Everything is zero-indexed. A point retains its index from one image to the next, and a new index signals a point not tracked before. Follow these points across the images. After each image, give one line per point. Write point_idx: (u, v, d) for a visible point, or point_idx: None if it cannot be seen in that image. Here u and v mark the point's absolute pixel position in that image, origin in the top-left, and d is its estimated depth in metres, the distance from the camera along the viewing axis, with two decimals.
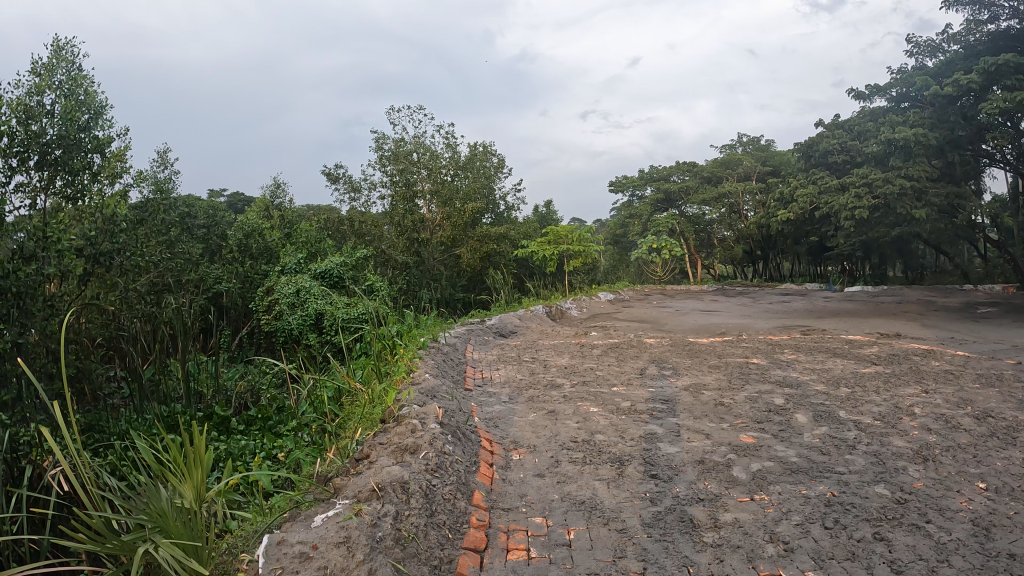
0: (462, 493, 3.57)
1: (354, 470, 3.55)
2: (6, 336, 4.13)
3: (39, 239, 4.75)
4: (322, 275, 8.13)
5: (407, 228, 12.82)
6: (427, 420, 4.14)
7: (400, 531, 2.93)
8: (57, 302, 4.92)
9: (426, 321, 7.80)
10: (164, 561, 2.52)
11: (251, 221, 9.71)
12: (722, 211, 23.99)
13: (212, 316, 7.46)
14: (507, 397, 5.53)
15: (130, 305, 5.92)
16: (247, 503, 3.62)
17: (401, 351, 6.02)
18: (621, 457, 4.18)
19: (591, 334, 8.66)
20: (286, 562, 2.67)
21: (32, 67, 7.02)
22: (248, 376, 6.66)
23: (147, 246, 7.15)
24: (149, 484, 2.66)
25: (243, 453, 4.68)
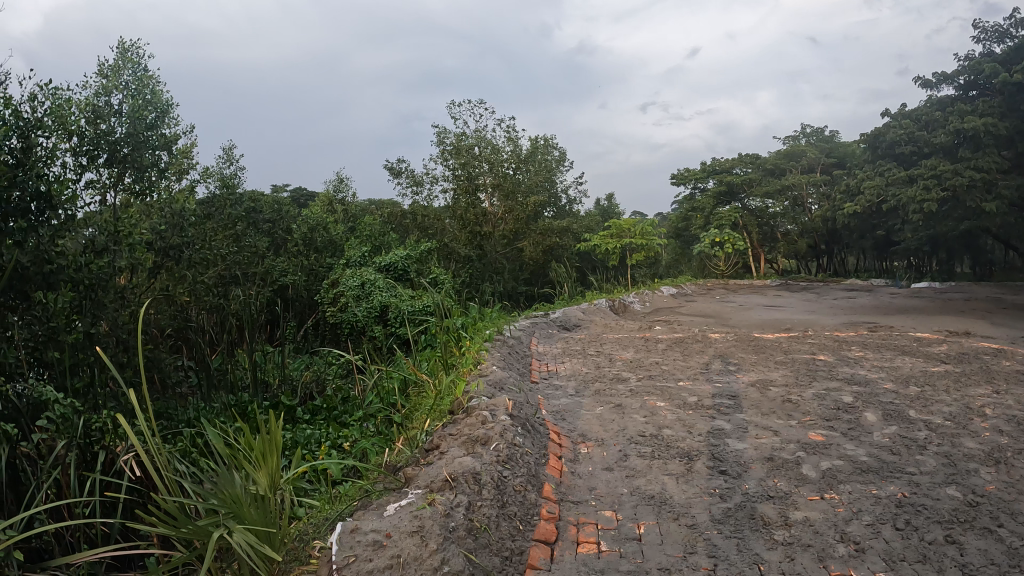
0: (532, 485, 3.57)
1: (425, 460, 3.58)
2: (78, 325, 4.38)
3: (110, 233, 4.91)
4: (387, 268, 8.34)
5: (470, 221, 12.99)
6: (497, 412, 4.15)
7: (472, 521, 2.96)
8: (128, 294, 5.11)
9: (490, 314, 7.83)
10: (239, 545, 2.59)
11: (316, 215, 10.08)
12: (786, 205, 23.27)
13: (279, 309, 7.61)
14: (574, 390, 5.50)
15: (199, 297, 6.16)
16: (316, 490, 3.69)
17: (467, 343, 6.07)
18: (690, 452, 4.12)
19: (655, 328, 8.55)
20: (359, 550, 2.71)
21: (100, 68, 7.28)
22: (313, 366, 6.68)
23: (215, 239, 7.32)
24: (223, 470, 2.70)
25: (309, 442, 4.75)
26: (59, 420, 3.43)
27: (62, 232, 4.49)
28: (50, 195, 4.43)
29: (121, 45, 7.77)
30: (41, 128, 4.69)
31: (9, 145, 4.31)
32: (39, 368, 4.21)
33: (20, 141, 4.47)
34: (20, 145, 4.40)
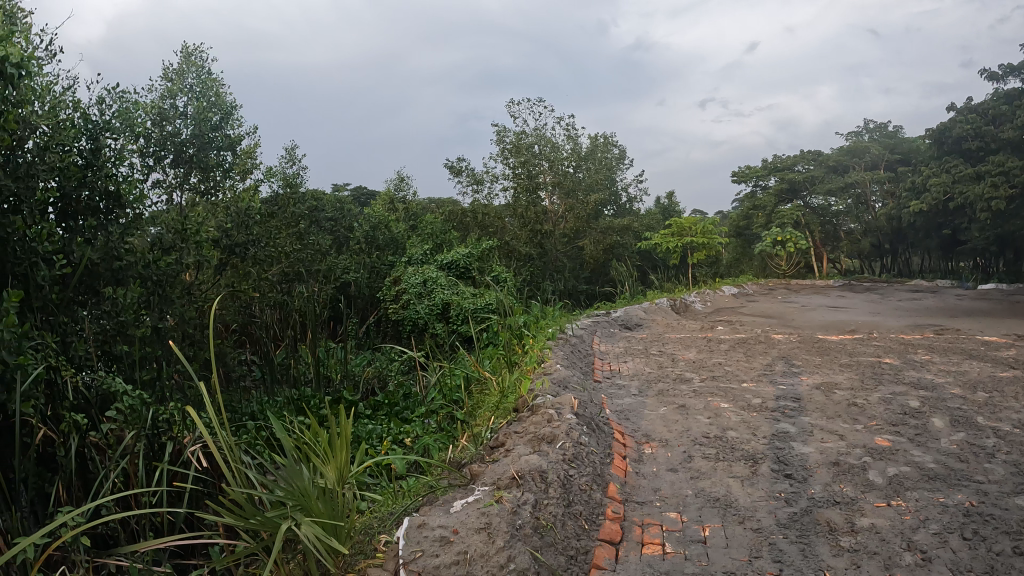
0: (597, 484, 3.57)
1: (490, 458, 3.64)
2: (147, 321, 4.58)
3: (176, 231, 5.08)
4: (448, 266, 8.49)
5: (531, 219, 12.78)
6: (562, 410, 4.14)
7: (538, 519, 2.99)
8: (194, 290, 5.32)
9: (551, 312, 7.82)
10: (307, 538, 2.64)
11: (377, 214, 10.31)
12: (849, 203, 22.66)
13: (341, 305, 7.72)
14: (637, 390, 5.46)
15: (263, 294, 6.35)
16: (378, 484, 3.76)
17: (529, 340, 6.11)
18: (755, 455, 4.04)
19: (718, 328, 8.41)
20: (426, 545, 2.81)
21: (164, 73, 7.54)
22: (375, 362, 6.63)
23: (280, 237, 7.49)
24: (291, 463, 2.75)
25: (370, 437, 4.84)
26: (128, 412, 3.45)
27: (131, 231, 4.68)
28: (119, 194, 4.61)
29: (186, 49, 8.02)
30: (110, 130, 4.81)
31: (79, 146, 4.49)
32: (109, 361, 4.31)
33: (90, 142, 4.64)
34: (90, 147, 4.56)
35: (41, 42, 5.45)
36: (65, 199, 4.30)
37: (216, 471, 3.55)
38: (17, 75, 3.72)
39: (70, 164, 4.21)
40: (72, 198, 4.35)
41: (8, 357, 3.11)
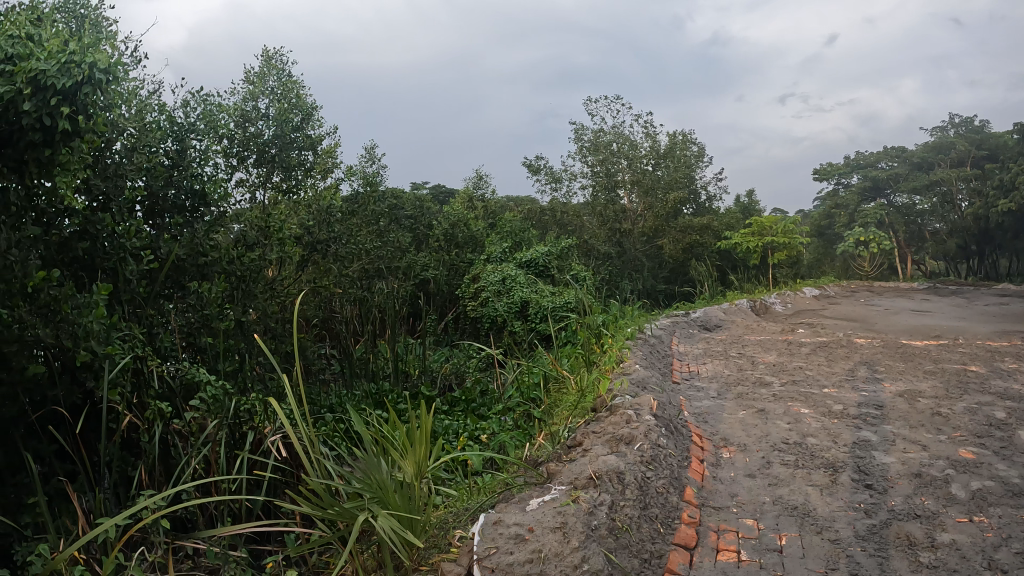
0: (674, 488, 3.55)
1: (568, 456, 3.69)
2: (230, 315, 4.71)
3: (260, 228, 5.17)
4: (527, 264, 8.51)
5: (610, 218, 13.58)
6: (641, 411, 4.14)
7: (614, 521, 3.02)
8: (277, 285, 5.49)
9: (631, 312, 7.65)
10: (384, 530, 2.69)
11: (456, 211, 10.03)
12: (933, 201, 21.61)
13: (421, 302, 7.82)
14: (716, 393, 5.35)
15: (344, 289, 6.54)
16: (454, 480, 3.82)
17: (608, 341, 5.95)
18: (834, 463, 3.92)
19: (799, 331, 8.19)
20: (501, 542, 2.85)
21: (248, 75, 7.78)
22: (453, 359, 6.62)
23: (362, 234, 7.64)
24: (370, 456, 2.83)
25: (447, 432, 4.82)
26: (211, 401, 3.58)
27: (215, 228, 4.88)
28: (204, 193, 4.85)
29: (265, 53, 8.14)
30: (194, 132, 5.12)
31: (166, 147, 4.84)
32: (194, 352, 4.49)
33: (177, 144, 4.98)
34: (176, 148, 4.91)
35: (127, 48, 5.77)
36: (152, 198, 4.60)
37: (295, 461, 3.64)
38: (105, 81, 3.59)
39: (156, 163, 4.53)
40: (159, 197, 4.63)
41: (98, 348, 3.29)
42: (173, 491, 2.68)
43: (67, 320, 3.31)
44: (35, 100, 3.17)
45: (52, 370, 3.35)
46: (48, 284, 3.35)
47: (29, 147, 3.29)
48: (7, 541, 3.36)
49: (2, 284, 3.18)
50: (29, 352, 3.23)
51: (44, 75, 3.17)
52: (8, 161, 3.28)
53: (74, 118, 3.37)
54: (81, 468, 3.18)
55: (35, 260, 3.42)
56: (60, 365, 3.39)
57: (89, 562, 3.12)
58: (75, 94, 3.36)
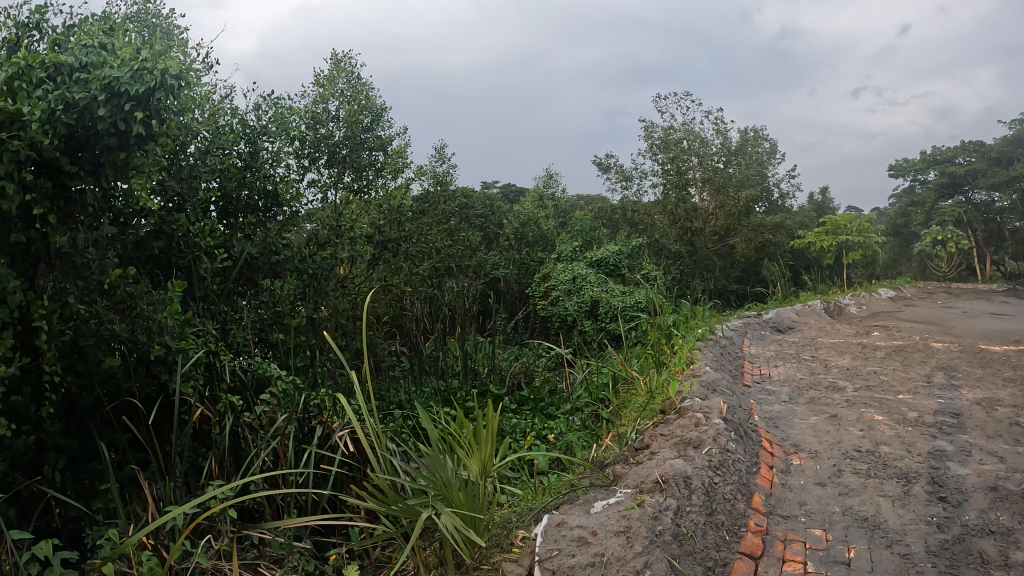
0: (742, 495, 3.51)
1: (635, 459, 3.72)
2: (303, 311, 4.90)
3: (332, 227, 5.42)
4: (598, 262, 8.55)
5: (681, 216, 12.87)
6: (711, 415, 4.11)
7: (679, 527, 3.02)
8: (348, 283, 5.60)
9: (701, 312, 7.64)
10: (447, 528, 2.73)
11: (527, 210, 10.20)
12: (1015, 198, 19.44)
13: (491, 301, 7.88)
14: (787, 397, 5.23)
15: (415, 287, 6.67)
16: (520, 479, 3.84)
17: (679, 341, 5.91)
18: (907, 473, 3.76)
19: (874, 334, 7.89)
20: (563, 544, 2.92)
21: (318, 79, 8.05)
22: (523, 358, 6.69)
23: (433, 232, 7.73)
24: (436, 454, 2.80)
25: (515, 431, 4.82)
26: (281, 395, 3.58)
27: (288, 227, 5.04)
28: (276, 193, 4.96)
29: (335, 56, 8.35)
30: (267, 134, 5.23)
31: (239, 150, 4.99)
32: (267, 348, 4.64)
33: (249, 146, 5.09)
34: (248, 150, 5.03)
35: (199, 59, 6.05)
36: (226, 199, 4.75)
37: (361, 455, 3.63)
38: (178, 87, 3.59)
39: (229, 164, 4.70)
40: (233, 198, 4.79)
41: (172, 343, 3.47)
42: (240, 482, 2.75)
43: (142, 315, 3.51)
44: (110, 106, 3.28)
45: (128, 362, 3.51)
46: (124, 281, 3.56)
47: (105, 151, 3.41)
48: (79, 525, 3.50)
49: (81, 282, 3.42)
50: (106, 347, 3.43)
51: (117, 83, 3.26)
52: (86, 165, 3.41)
53: (148, 122, 3.46)
54: (153, 456, 3.29)
55: (113, 258, 3.64)
56: (136, 358, 3.54)
57: (156, 548, 3.20)
58: (149, 100, 3.44)
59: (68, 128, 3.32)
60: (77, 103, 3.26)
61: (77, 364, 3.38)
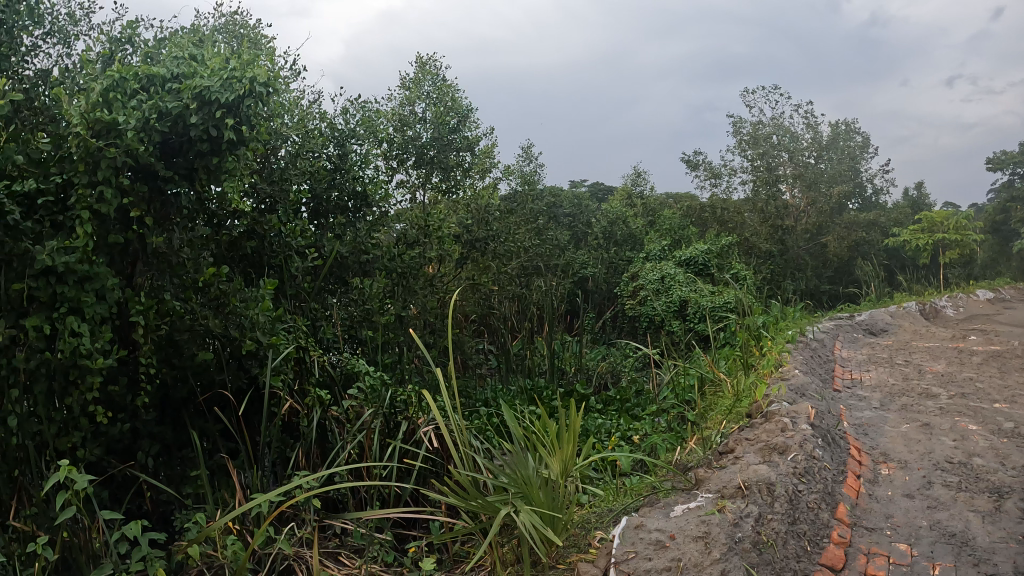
0: (826, 504, 3.43)
1: (718, 463, 3.70)
2: (393, 309, 5.07)
3: (421, 228, 5.43)
4: (687, 262, 8.45)
5: (772, 213, 12.51)
6: (798, 420, 4.11)
7: (759, 534, 2.98)
8: (438, 281, 5.77)
9: (792, 313, 7.55)
10: (524, 525, 2.82)
11: (616, 208, 9.94)
12: None
13: (579, 300, 7.92)
14: (877, 403, 5.08)
15: (503, 286, 6.85)
16: (602, 479, 3.88)
17: (768, 342, 5.82)
18: (1000, 488, 3.59)
19: (972, 338, 7.49)
20: (640, 547, 2.93)
21: (404, 82, 8.23)
22: (610, 358, 6.66)
23: (520, 231, 7.83)
24: (517, 452, 2.97)
25: (599, 431, 4.73)
26: (368, 391, 3.72)
27: (378, 227, 5.26)
28: (365, 194, 5.24)
29: (417, 60, 8.49)
30: (355, 137, 5.41)
31: (328, 153, 5.25)
32: (355, 344, 4.81)
33: (338, 149, 5.30)
34: (337, 153, 5.26)
35: (286, 64, 6.21)
36: (317, 199, 5.04)
37: (445, 452, 3.72)
38: (266, 94, 3.73)
39: (318, 167, 4.97)
40: (323, 199, 5.07)
41: (262, 338, 3.59)
42: (327, 474, 2.88)
43: (234, 311, 3.67)
44: (201, 114, 3.44)
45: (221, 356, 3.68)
46: (217, 279, 3.75)
47: (198, 156, 3.58)
48: (168, 508, 3.66)
49: (179, 280, 3.62)
50: (200, 341, 3.61)
51: (208, 91, 3.44)
52: (180, 169, 3.60)
53: (239, 128, 3.61)
54: (244, 447, 3.46)
55: (207, 257, 3.83)
56: (228, 352, 3.70)
57: (241, 532, 3.33)
58: (239, 107, 3.59)
59: (162, 134, 3.50)
60: (170, 111, 3.43)
61: (172, 357, 3.59)
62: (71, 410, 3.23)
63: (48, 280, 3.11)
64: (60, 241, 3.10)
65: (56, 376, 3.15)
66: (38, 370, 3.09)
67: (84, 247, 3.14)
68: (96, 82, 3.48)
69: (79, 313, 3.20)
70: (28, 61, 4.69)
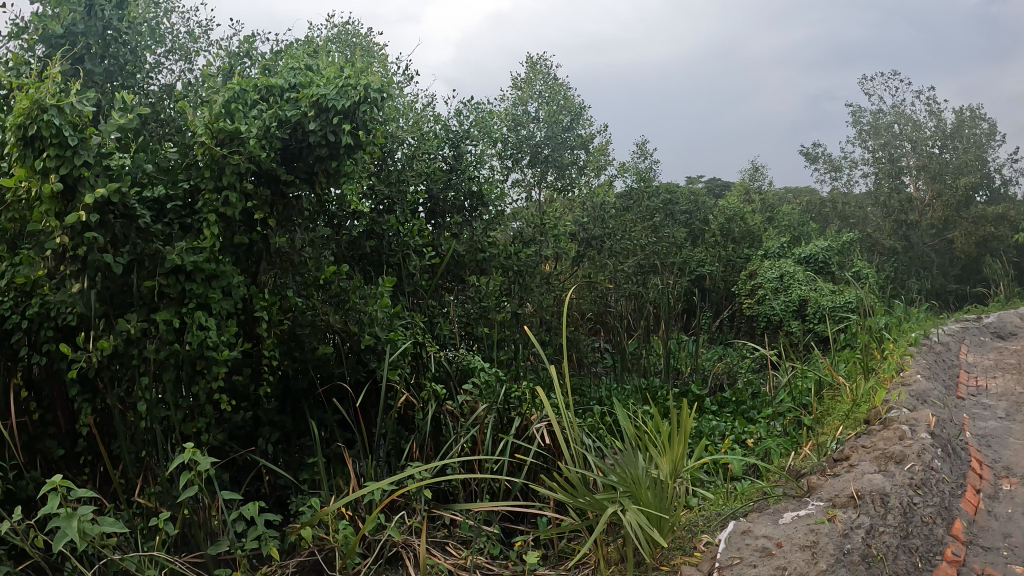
0: (942, 518, 3.29)
1: (832, 470, 3.57)
2: (509, 307, 5.28)
3: (536, 225, 5.73)
4: (807, 259, 8.13)
5: (895, 208, 12.23)
6: (917, 427, 3.90)
7: (869, 548, 2.88)
8: (554, 280, 5.94)
9: (914, 314, 7.18)
10: (631, 525, 2.81)
11: (733, 205, 9.60)
12: None
13: (696, 299, 7.83)
14: (1007, 413, 4.75)
15: (620, 284, 7.01)
16: (712, 483, 3.80)
17: (890, 345, 5.52)
18: None
19: None
20: (745, 553, 2.87)
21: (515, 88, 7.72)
22: (727, 358, 6.54)
23: (636, 229, 7.76)
24: (627, 452, 2.96)
25: (713, 433, 4.62)
26: (483, 386, 3.77)
27: (494, 225, 5.40)
28: (481, 194, 5.33)
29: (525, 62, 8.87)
30: (470, 138, 5.46)
31: (445, 154, 5.33)
32: (471, 341, 4.96)
33: (454, 150, 5.40)
34: (453, 154, 5.34)
35: (400, 70, 6.41)
36: (434, 200, 5.16)
37: (557, 449, 3.75)
38: (380, 99, 3.87)
39: (433, 169, 5.12)
40: (440, 199, 5.20)
41: (381, 333, 3.80)
42: (438, 464, 2.97)
43: (354, 308, 3.86)
44: (320, 120, 3.61)
45: (340, 351, 3.89)
46: (338, 277, 3.98)
47: (318, 161, 3.77)
48: (285, 493, 3.86)
49: (301, 277, 3.83)
50: (321, 335, 3.81)
51: (325, 99, 3.60)
52: (301, 174, 3.77)
53: (355, 133, 3.76)
54: (358, 436, 3.62)
55: (327, 256, 4.02)
56: (347, 347, 3.89)
57: (353, 518, 3.46)
58: (354, 112, 3.74)
59: (283, 141, 3.69)
60: (290, 120, 3.63)
61: (294, 350, 3.80)
62: (197, 398, 3.45)
63: (177, 278, 3.36)
64: (190, 242, 3.34)
65: (184, 366, 3.37)
66: (169, 360, 3.33)
67: (210, 247, 3.38)
68: (220, 95, 3.70)
69: (206, 308, 3.43)
70: (152, 76, 5.03)
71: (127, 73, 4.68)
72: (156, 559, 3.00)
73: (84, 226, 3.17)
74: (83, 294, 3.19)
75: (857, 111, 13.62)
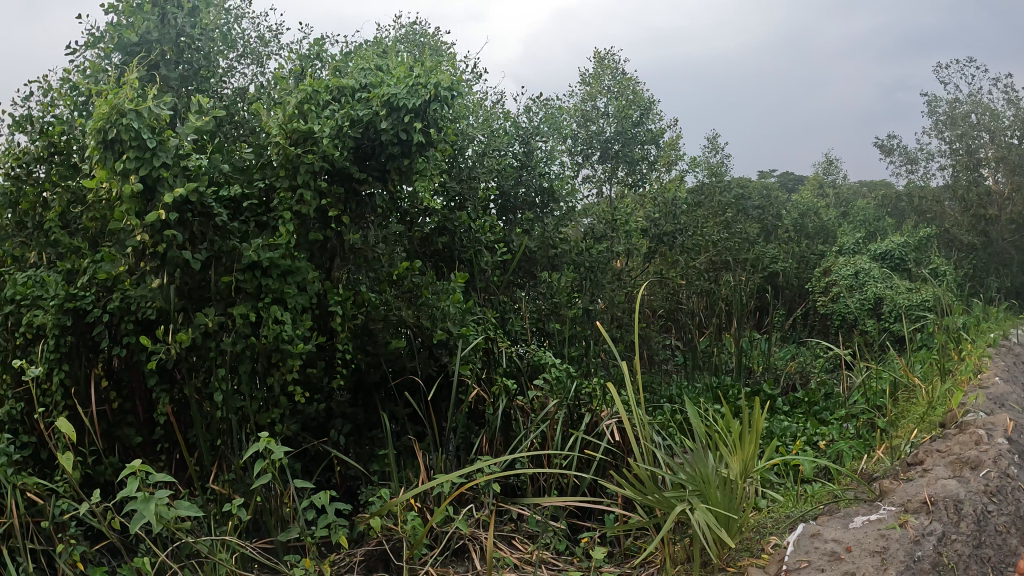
0: (1016, 528, 3.26)
1: (906, 475, 3.46)
2: (579, 303, 5.34)
3: (607, 222, 5.76)
4: (883, 256, 7.85)
5: (973, 202, 11.52)
6: (995, 432, 3.78)
7: (941, 556, 2.88)
8: (625, 276, 5.97)
9: (995, 314, 6.89)
10: (698, 524, 2.80)
11: (806, 201, 9.86)
12: None
13: (770, 296, 7.70)
14: None
15: (691, 281, 6.91)
16: (783, 484, 3.72)
17: (969, 346, 5.30)
18: None
19: None
20: (813, 557, 2.86)
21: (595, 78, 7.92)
22: (800, 356, 6.44)
23: (707, 225, 7.57)
24: (696, 450, 2.93)
25: (785, 434, 4.53)
26: (553, 382, 3.81)
27: (565, 221, 5.46)
28: (552, 190, 5.40)
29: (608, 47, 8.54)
30: (541, 134, 5.53)
31: (514, 150, 5.40)
32: (542, 336, 5.09)
33: (524, 146, 5.47)
34: (523, 150, 5.42)
35: (470, 68, 6.46)
36: (504, 197, 5.25)
37: (627, 445, 3.76)
38: (450, 97, 3.93)
39: (504, 165, 5.17)
40: (512, 195, 5.29)
41: (453, 329, 3.87)
42: (507, 458, 3.02)
43: (427, 304, 3.96)
44: (392, 119, 3.72)
45: (413, 345, 3.98)
46: (411, 274, 4.08)
47: (390, 158, 3.88)
48: (355, 483, 3.98)
49: (374, 272, 3.96)
50: (393, 330, 3.91)
51: (395, 99, 3.70)
52: (373, 172, 3.91)
53: (426, 131, 3.85)
54: (428, 429, 3.71)
55: (399, 252, 4.13)
56: (419, 342, 3.99)
57: (422, 509, 3.54)
58: (425, 110, 3.82)
59: (356, 140, 3.80)
60: (362, 119, 3.73)
61: (366, 344, 3.92)
62: (272, 389, 3.60)
63: (253, 274, 3.50)
64: (266, 240, 3.48)
65: (260, 359, 3.53)
66: (246, 352, 3.49)
67: (286, 244, 3.50)
68: (294, 96, 3.81)
69: (281, 303, 3.56)
70: (227, 80, 5.23)
71: (202, 77, 4.88)
72: (229, 542, 3.16)
73: (164, 224, 3.36)
74: (163, 289, 3.37)
75: (936, 100, 13.03)
